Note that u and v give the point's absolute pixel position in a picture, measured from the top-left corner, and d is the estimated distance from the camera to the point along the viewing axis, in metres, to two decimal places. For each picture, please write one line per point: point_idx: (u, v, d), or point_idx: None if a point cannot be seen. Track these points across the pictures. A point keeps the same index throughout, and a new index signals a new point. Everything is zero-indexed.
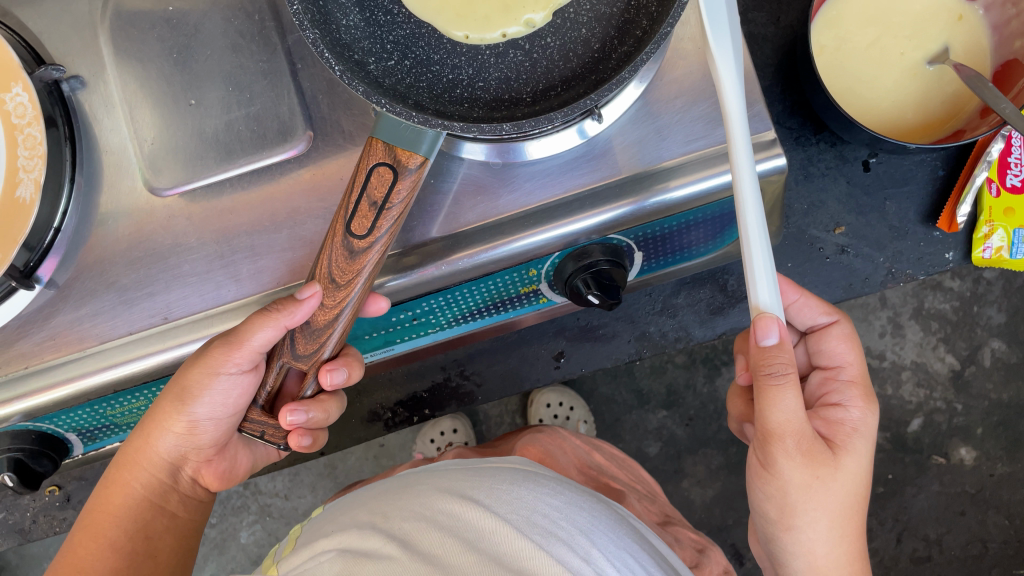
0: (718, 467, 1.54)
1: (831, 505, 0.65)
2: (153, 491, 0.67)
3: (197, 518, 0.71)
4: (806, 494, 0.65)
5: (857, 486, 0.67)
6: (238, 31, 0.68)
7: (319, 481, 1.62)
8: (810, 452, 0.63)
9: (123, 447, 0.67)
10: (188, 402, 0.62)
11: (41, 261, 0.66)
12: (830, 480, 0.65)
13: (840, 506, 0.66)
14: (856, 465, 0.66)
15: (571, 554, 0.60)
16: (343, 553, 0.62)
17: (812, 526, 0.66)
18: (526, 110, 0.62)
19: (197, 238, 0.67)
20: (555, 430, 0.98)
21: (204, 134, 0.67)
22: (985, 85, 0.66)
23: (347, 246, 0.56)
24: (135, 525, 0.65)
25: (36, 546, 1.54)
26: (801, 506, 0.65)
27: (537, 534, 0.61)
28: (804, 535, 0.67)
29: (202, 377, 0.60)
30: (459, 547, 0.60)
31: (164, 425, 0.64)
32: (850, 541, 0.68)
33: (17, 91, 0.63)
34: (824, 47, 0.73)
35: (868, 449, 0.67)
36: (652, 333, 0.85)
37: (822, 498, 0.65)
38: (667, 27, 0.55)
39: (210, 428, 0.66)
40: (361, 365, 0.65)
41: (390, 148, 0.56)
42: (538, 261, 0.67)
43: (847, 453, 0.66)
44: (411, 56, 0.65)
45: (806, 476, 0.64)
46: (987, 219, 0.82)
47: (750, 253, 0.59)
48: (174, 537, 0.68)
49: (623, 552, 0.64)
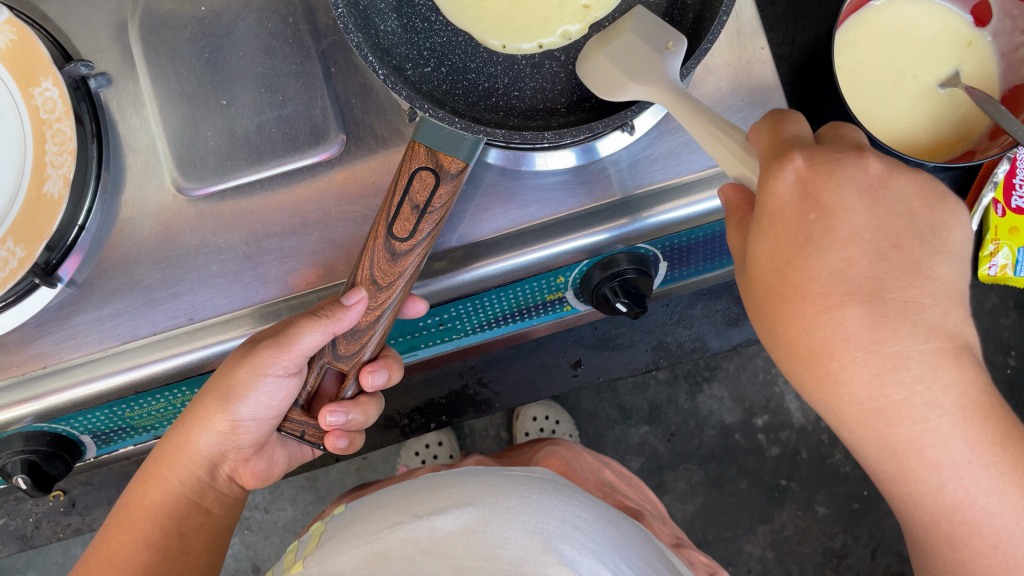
0: (700, 482, 1.55)
1: (806, 280, 0.44)
2: (191, 488, 0.65)
3: (230, 516, 0.69)
4: (816, 384, 0.45)
5: (851, 271, 0.43)
6: (271, 33, 0.68)
7: (300, 494, 1.60)
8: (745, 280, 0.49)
9: (162, 444, 0.66)
10: (233, 401, 0.61)
11: (64, 259, 0.64)
12: (795, 232, 0.45)
13: (812, 344, 0.44)
14: (837, 242, 0.44)
15: (600, 566, 0.60)
16: (367, 546, 0.62)
17: (793, 310, 0.45)
18: (561, 121, 0.65)
19: (226, 238, 0.67)
20: (570, 444, 0.99)
21: (234, 135, 0.67)
22: (997, 108, 0.69)
23: (389, 248, 0.56)
24: (170, 522, 0.63)
25: (5, 559, 1.50)
26: (758, 272, 0.47)
27: (565, 544, 0.61)
28: (818, 324, 0.43)
29: (249, 377, 0.59)
30: (484, 555, 0.59)
31: (206, 422, 0.63)
32: (925, 415, 0.42)
33: (47, 85, 0.62)
34: (841, 69, 0.75)
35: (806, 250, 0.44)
36: (669, 343, 0.88)
37: (791, 326, 0.45)
38: (707, 44, 0.55)
39: (251, 428, 0.65)
40: (400, 366, 0.66)
41: (432, 153, 0.56)
42: (567, 269, 0.68)
43: (836, 206, 0.44)
44: (448, 63, 0.65)
45: (750, 297, 0.49)
46: (993, 238, 0.87)
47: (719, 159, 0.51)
48: (208, 534, 0.65)
49: (650, 572, 0.64)
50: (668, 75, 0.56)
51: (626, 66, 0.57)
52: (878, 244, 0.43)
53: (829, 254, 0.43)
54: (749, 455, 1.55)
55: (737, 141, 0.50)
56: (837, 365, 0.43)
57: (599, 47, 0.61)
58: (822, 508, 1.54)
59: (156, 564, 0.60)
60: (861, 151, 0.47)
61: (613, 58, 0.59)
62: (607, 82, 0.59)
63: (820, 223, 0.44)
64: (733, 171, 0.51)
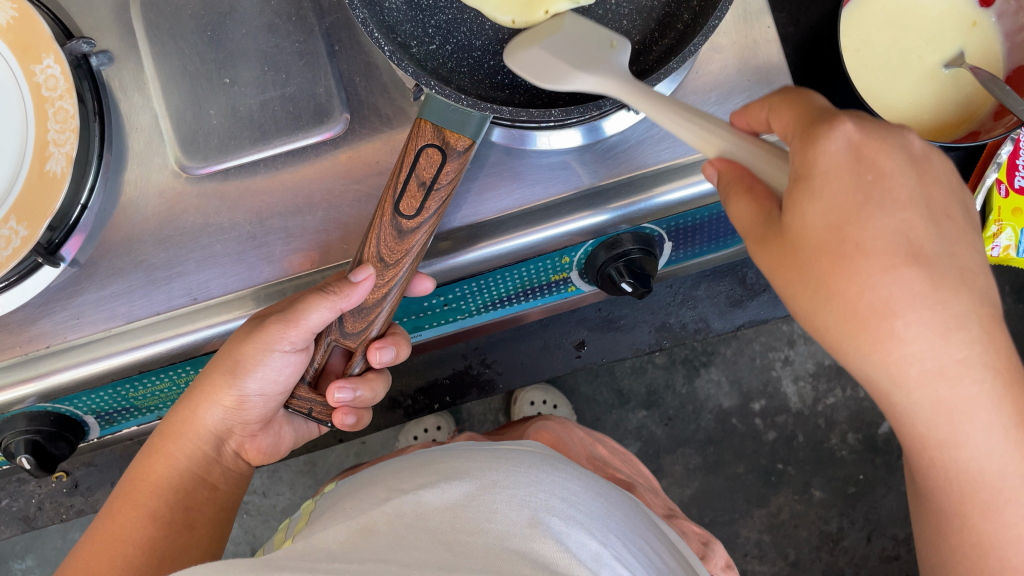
0: (697, 466, 1.55)
1: (866, 238, 0.43)
2: (197, 463, 0.65)
3: (234, 492, 0.69)
4: (860, 349, 0.43)
5: (911, 232, 0.43)
6: (274, 11, 0.67)
7: (298, 478, 1.60)
8: (767, 235, 0.46)
9: (168, 419, 0.66)
10: (240, 376, 0.61)
11: (65, 238, 0.64)
12: (855, 191, 0.43)
13: (875, 303, 0.42)
14: (896, 205, 0.43)
15: (588, 537, 0.60)
16: (353, 522, 0.62)
17: (856, 266, 0.42)
18: (567, 98, 0.63)
19: (230, 218, 0.66)
20: (564, 420, 0.99)
21: (237, 114, 0.66)
22: (1002, 88, 0.70)
23: (396, 225, 0.56)
24: (175, 496, 0.62)
25: (4, 544, 1.50)
26: (805, 236, 0.44)
27: (553, 518, 0.61)
28: (882, 282, 0.42)
29: (257, 353, 0.59)
30: (470, 527, 0.59)
31: (214, 397, 0.63)
32: (981, 376, 0.42)
33: (48, 62, 0.62)
34: (847, 48, 0.73)
35: (874, 212, 0.43)
36: (673, 324, 0.88)
37: (850, 284, 0.43)
38: (716, 21, 0.55)
39: (258, 403, 0.66)
40: (407, 344, 0.66)
41: (439, 130, 0.56)
42: (572, 249, 0.68)
43: (889, 171, 0.44)
44: (454, 41, 0.64)
45: (778, 273, 0.46)
46: (996, 219, 0.86)
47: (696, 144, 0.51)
48: (213, 509, 0.65)
49: (639, 540, 0.65)
50: (615, 67, 0.55)
51: (573, 58, 0.56)
52: (930, 210, 0.44)
53: (890, 216, 0.43)
54: (746, 440, 1.56)
55: (712, 123, 0.50)
56: (902, 323, 0.42)
57: (529, 39, 0.59)
58: (817, 491, 1.55)
59: (161, 540, 0.59)
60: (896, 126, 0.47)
61: (545, 45, 0.57)
62: (550, 70, 0.56)
63: (877, 185, 0.44)
64: (713, 147, 0.51)
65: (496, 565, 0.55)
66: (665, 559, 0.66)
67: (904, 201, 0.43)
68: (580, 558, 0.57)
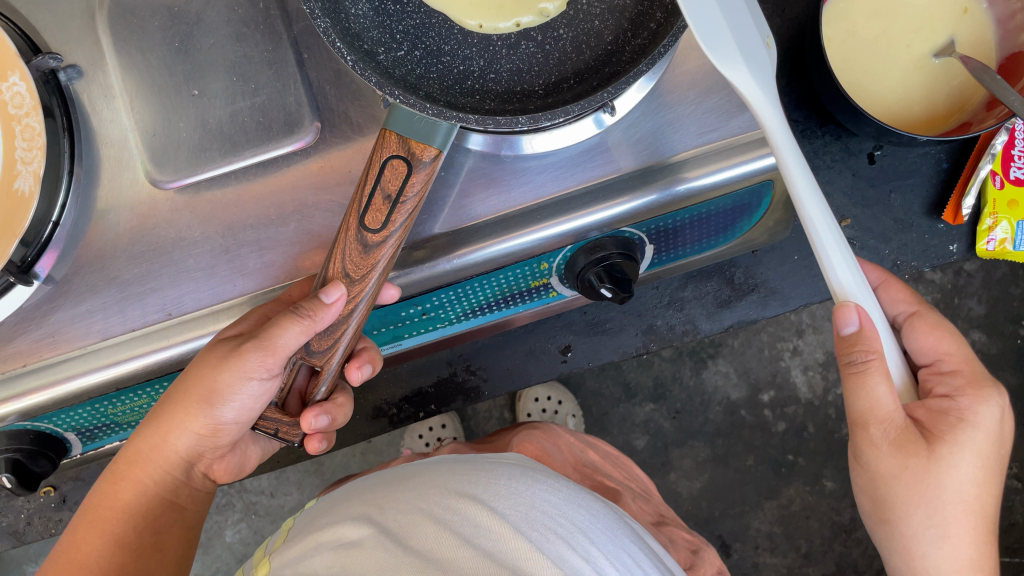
0: (705, 459, 1.54)
1: (973, 496, 0.61)
2: (165, 487, 0.68)
3: (201, 508, 0.73)
4: (902, 537, 0.64)
5: (978, 506, 0.61)
6: (241, 20, 0.66)
7: (305, 478, 1.60)
8: (901, 442, 0.59)
9: (131, 443, 0.67)
10: (215, 404, 0.63)
11: (39, 256, 0.63)
12: (990, 458, 0.60)
13: (943, 539, 0.62)
14: (983, 484, 0.60)
15: (571, 553, 0.59)
16: (335, 545, 0.60)
17: (932, 501, 0.60)
18: (539, 103, 0.63)
19: (202, 231, 0.66)
20: (550, 427, 0.97)
21: (207, 126, 0.65)
22: (992, 78, 0.68)
23: (361, 240, 0.55)
24: (143, 521, 0.66)
25: (15, 549, 1.51)
26: (942, 481, 0.59)
27: (535, 532, 0.60)
28: (940, 509, 0.61)
29: (232, 380, 0.61)
30: (455, 543, 0.58)
31: (187, 425, 0.65)
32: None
33: (14, 80, 0.60)
34: (832, 39, 0.74)
35: (986, 475, 0.60)
36: (659, 326, 0.89)
37: (940, 523, 0.61)
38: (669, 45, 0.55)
39: (234, 430, 0.68)
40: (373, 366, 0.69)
41: (404, 141, 0.55)
42: (550, 255, 0.67)
43: (978, 422, 0.59)
44: (422, 46, 0.65)
45: (895, 464, 0.60)
46: (991, 211, 0.85)
47: (816, 235, 0.56)
48: (180, 528, 0.69)
49: (623, 554, 0.63)
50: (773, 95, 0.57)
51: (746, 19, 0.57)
52: (995, 484, 0.62)
53: (964, 466, 0.59)
54: (755, 431, 1.53)
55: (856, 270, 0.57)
56: (958, 562, 0.62)
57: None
58: (827, 481, 1.52)
59: (127, 565, 0.62)
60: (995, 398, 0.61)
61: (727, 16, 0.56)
62: (718, 41, 0.55)
63: (999, 455, 0.61)
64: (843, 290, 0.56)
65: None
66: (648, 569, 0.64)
67: (991, 478, 0.61)
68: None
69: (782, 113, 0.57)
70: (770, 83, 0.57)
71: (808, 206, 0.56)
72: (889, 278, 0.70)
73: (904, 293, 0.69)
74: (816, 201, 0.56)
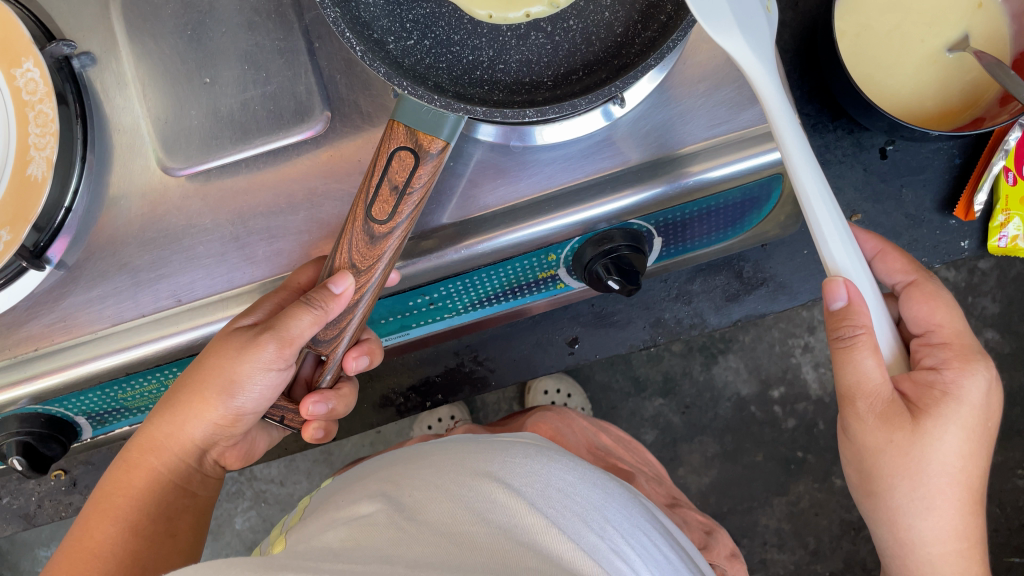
0: (714, 454, 1.53)
1: (959, 468, 0.61)
2: (177, 473, 0.69)
3: (211, 495, 0.74)
4: (892, 514, 0.65)
5: (966, 477, 0.62)
6: (253, 8, 0.67)
7: (315, 467, 1.61)
8: (887, 415, 0.59)
9: (145, 431, 0.68)
10: (233, 394, 0.64)
11: (51, 241, 0.64)
12: (978, 430, 0.61)
13: (930, 512, 0.63)
14: (968, 453, 0.61)
15: (587, 529, 0.59)
16: (349, 520, 0.60)
17: (918, 472, 0.61)
18: (548, 95, 0.64)
19: (212, 219, 0.66)
20: (564, 410, 0.98)
21: (218, 114, 0.66)
22: (1007, 73, 0.68)
23: (368, 231, 0.56)
24: (157, 507, 0.66)
25: (28, 533, 1.52)
26: (927, 456, 0.60)
27: (550, 508, 0.60)
28: (927, 480, 0.61)
29: (252, 371, 0.62)
30: (469, 517, 0.58)
31: (201, 416, 0.66)
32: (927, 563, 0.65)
33: (28, 66, 0.61)
34: (845, 32, 0.74)
35: (970, 444, 0.61)
36: (667, 320, 0.90)
37: (926, 494, 0.62)
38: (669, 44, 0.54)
39: (248, 419, 0.69)
40: (374, 357, 0.70)
41: (412, 132, 0.56)
42: (558, 247, 0.67)
43: (964, 395, 0.59)
44: (431, 35, 0.66)
45: (881, 437, 0.61)
46: (1003, 208, 0.85)
47: (811, 208, 0.55)
48: (193, 515, 0.70)
49: (639, 532, 0.64)
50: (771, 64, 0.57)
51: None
52: (983, 455, 0.62)
53: (949, 441, 0.60)
54: (765, 427, 1.52)
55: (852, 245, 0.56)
56: (943, 535, 0.63)
57: None
58: (837, 479, 1.51)
59: (143, 550, 0.63)
60: (982, 365, 0.60)
61: None
62: (712, 9, 0.55)
63: (987, 426, 0.61)
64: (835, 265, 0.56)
65: (502, 554, 0.53)
66: (664, 547, 0.65)
67: (978, 448, 0.61)
68: (583, 552, 0.56)
69: (780, 84, 0.57)
70: (768, 51, 0.57)
71: (805, 177, 0.55)
72: (885, 246, 0.69)
73: (902, 261, 0.68)
74: (811, 169, 0.55)
